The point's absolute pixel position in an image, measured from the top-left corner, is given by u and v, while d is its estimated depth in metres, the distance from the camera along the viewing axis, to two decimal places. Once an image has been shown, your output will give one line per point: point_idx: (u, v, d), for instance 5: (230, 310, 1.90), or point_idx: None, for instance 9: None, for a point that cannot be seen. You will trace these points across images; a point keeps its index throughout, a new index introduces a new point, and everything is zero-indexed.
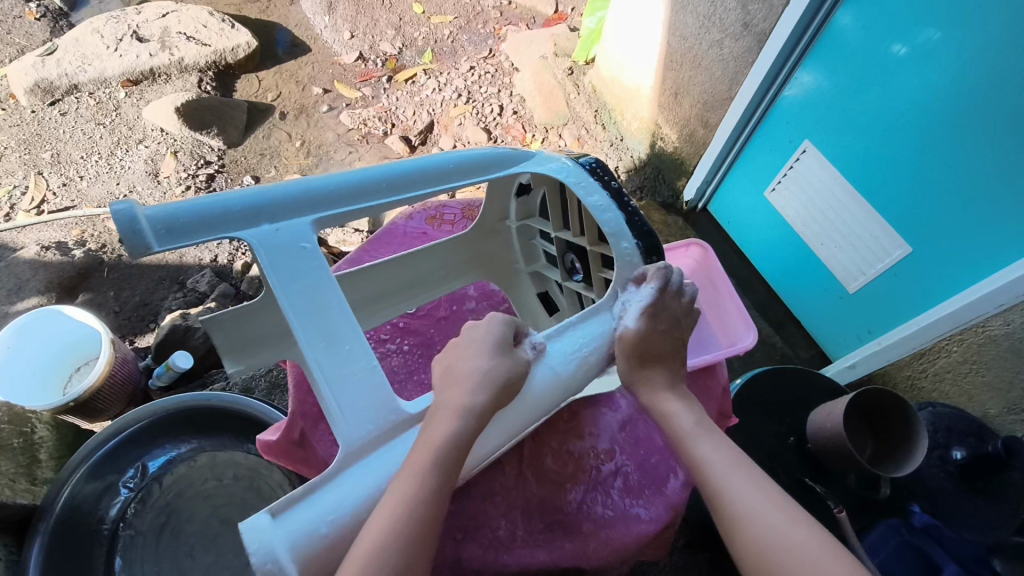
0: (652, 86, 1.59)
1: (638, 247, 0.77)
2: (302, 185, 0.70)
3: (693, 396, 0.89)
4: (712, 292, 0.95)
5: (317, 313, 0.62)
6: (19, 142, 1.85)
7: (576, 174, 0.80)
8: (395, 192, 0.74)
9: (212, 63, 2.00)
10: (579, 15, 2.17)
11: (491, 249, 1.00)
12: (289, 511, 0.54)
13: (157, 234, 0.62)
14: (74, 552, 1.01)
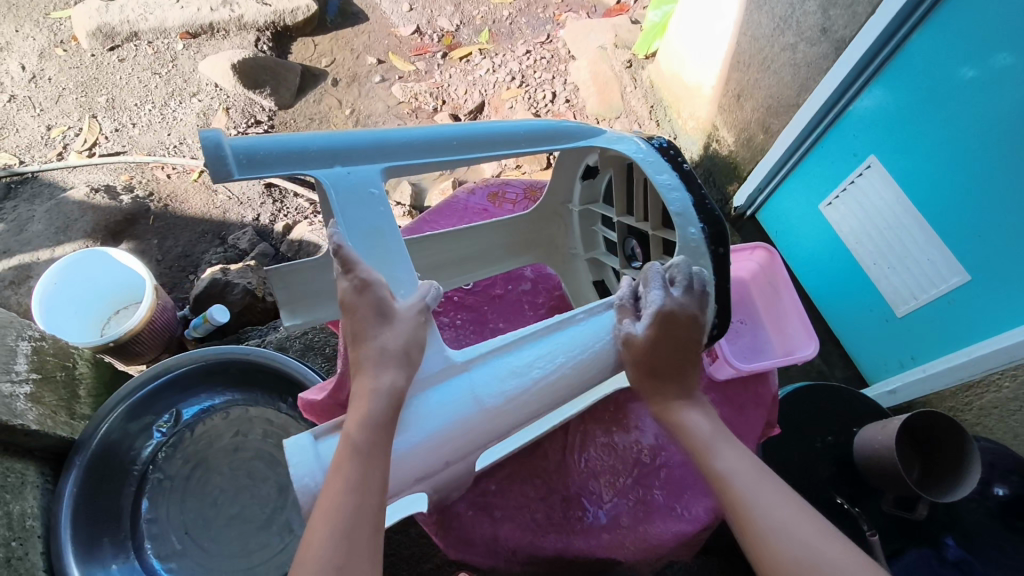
0: (714, 85, 1.55)
1: (706, 233, 0.73)
2: (378, 133, 0.71)
3: (741, 401, 0.88)
4: (773, 299, 0.93)
5: (378, 251, 0.68)
6: (76, 84, 1.88)
7: (647, 153, 0.77)
8: (466, 151, 0.75)
9: (271, 23, 2.01)
10: (641, 7, 2.13)
11: (549, 232, 1.00)
12: (328, 437, 0.64)
13: (238, 161, 0.64)
14: (106, 489, 1.02)
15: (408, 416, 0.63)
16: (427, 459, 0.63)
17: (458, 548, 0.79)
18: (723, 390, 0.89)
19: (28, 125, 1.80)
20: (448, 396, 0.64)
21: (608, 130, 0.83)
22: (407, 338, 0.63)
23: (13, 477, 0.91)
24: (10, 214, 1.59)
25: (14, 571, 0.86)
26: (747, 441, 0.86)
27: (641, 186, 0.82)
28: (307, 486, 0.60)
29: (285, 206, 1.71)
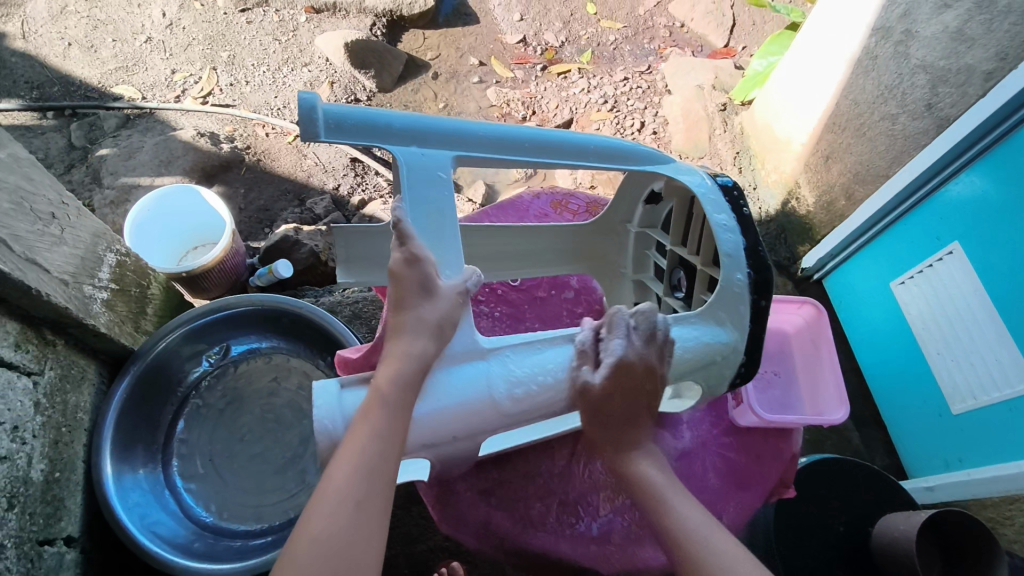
0: (804, 142, 1.51)
1: (750, 280, 0.74)
2: (453, 123, 0.75)
3: (758, 452, 0.90)
4: (811, 357, 0.92)
5: (432, 231, 0.71)
6: (205, 37, 2.03)
7: (710, 189, 0.78)
8: (533, 153, 0.78)
9: (388, 11, 2.12)
10: (748, 55, 2.12)
11: (603, 248, 1.01)
12: (352, 389, 0.67)
13: (324, 126, 0.69)
14: (150, 403, 1.10)
15: (430, 386, 0.66)
16: (442, 431, 0.66)
17: (450, 524, 0.87)
18: (744, 438, 0.91)
19: (156, 66, 1.96)
20: (469, 377, 0.67)
21: (676, 159, 0.84)
22: (444, 316, 0.67)
23: (75, 372, 1.00)
24: (124, 142, 1.74)
25: (59, 453, 0.94)
26: (755, 492, 0.88)
27: (698, 221, 0.82)
28: (327, 430, 0.64)
29: (364, 181, 1.79)
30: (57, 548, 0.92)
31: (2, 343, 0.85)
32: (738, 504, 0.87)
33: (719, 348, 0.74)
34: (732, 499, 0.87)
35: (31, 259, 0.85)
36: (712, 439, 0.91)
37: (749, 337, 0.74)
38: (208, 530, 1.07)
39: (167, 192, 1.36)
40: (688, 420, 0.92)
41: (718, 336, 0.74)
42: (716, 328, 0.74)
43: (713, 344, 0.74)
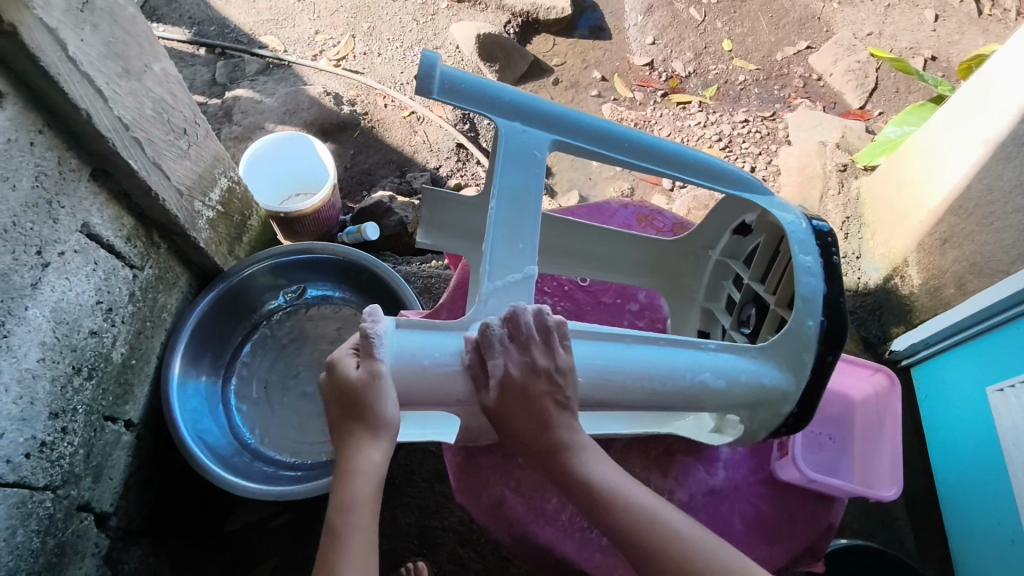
0: (922, 221, 1.40)
1: (821, 329, 0.72)
2: (561, 109, 0.77)
3: (791, 511, 0.87)
4: (872, 429, 0.91)
5: (518, 202, 0.71)
6: (353, 6, 2.13)
7: (804, 234, 0.76)
8: (631, 155, 0.78)
9: (526, 12, 2.17)
10: (882, 121, 2.02)
11: (680, 271, 0.99)
12: (410, 328, 0.68)
13: (439, 85, 0.72)
14: (226, 322, 1.18)
15: (437, 337, 0.67)
16: (482, 388, 0.67)
17: (467, 495, 0.88)
18: (778, 494, 0.88)
19: (303, 24, 2.06)
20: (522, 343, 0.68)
21: (774, 193, 0.82)
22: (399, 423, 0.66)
23: (169, 276, 1.09)
24: (260, 86, 1.87)
25: (139, 343, 1.03)
26: (779, 549, 0.85)
27: (782, 261, 0.80)
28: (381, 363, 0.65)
29: (465, 167, 1.85)
30: (118, 427, 1.00)
31: (116, 233, 0.94)
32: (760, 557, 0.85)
33: (770, 390, 0.72)
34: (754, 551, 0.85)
35: (156, 163, 0.93)
36: (745, 484, 0.88)
37: (803, 384, 0.72)
38: (249, 450, 1.13)
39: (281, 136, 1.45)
40: (726, 459, 0.89)
41: (770, 373, 0.72)
42: (771, 368, 0.72)
43: (763, 380, 0.72)
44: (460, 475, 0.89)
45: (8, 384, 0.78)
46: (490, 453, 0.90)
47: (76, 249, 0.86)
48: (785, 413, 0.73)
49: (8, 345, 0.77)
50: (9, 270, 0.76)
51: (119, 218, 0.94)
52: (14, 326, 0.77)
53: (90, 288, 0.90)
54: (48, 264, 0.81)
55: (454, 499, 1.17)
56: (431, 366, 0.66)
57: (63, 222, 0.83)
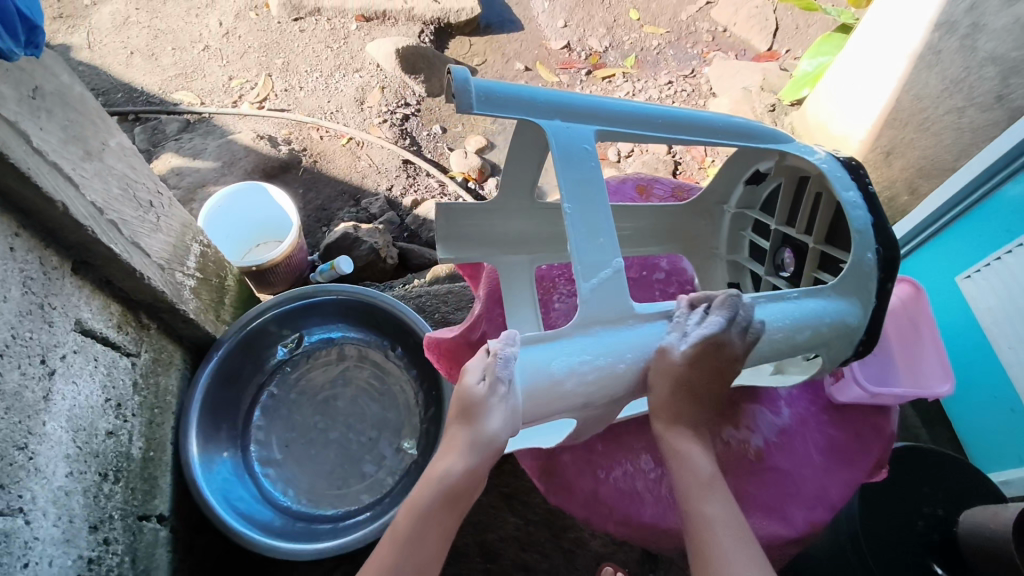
0: (861, 141, 1.54)
1: (880, 261, 0.76)
2: (594, 100, 0.75)
3: (858, 429, 0.92)
4: (911, 334, 0.95)
5: (584, 199, 0.70)
6: (260, 45, 2.06)
7: (835, 168, 0.80)
8: (668, 131, 0.78)
9: (436, 18, 2.15)
10: (792, 58, 2.14)
11: (697, 229, 1.05)
12: (532, 345, 0.66)
13: (478, 98, 0.68)
14: (232, 389, 1.14)
15: (560, 345, 0.66)
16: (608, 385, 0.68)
17: (558, 495, 0.90)
18: (842, 415, 0.94)
19: (213, 74, 1.99)
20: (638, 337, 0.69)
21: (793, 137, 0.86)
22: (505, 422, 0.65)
23: (164, 356, 1.03)
24: (186, 144, 1.78)
25: (153, 433, 0.98)
26: (857, 468, 0.89)
27: (811, 200, 0.86)
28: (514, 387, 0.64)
29: (417, 182, 1.82)
30: (153, 525, 0.95)
31: (107, 324, 0.88)
32: (844, 481, 0.88)
33: (846, 325, 0.77)
34: (836, 474, 0.89)
35: (135, 242, 0.88)
36: (811, 416, 0.94)
37: (872, 314, 0.78)
38: (288, 513, 1.09)
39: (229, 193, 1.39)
40: (786, 397, 0.96)
41: (849, 311, 0.77)
42: (846, 304, 0.77)
43: (844, 320, 0.77)
44: (545, 476, 0.90)
45: (45, 508, 0.73)
46: (569, 447, 0.92)
47: (76, 348, 0.81)
48: (853, 348, 0.80)
49: (36, 467, 0.72)
50: (20, 387, 0.71)
51: (106, 308, 0.88)
52: (37, 445, 0.73)
53: (96, 388, 0.85)
54: (54, 372, 0.76)
55: (504, 508, 1.12)
56: (559, 377, 0.65)
57: (57, 324, 0.78)
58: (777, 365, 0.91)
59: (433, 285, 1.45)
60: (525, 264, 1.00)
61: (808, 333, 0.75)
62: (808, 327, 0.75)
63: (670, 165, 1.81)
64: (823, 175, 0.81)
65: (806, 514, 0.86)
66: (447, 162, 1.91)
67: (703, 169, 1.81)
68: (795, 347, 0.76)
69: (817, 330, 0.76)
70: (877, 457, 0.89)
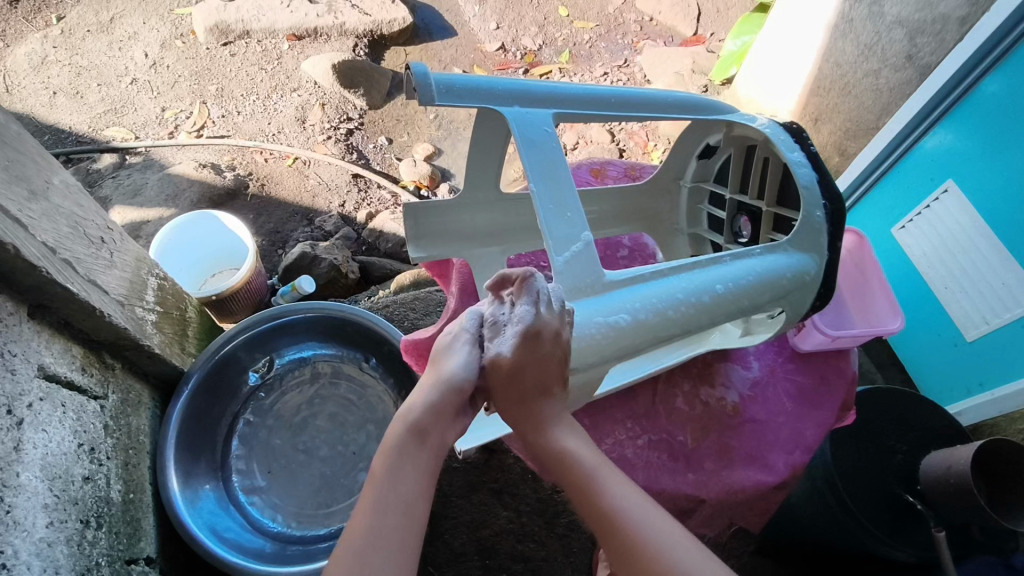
0: (791, 111, 1.61)
1: (830, 217, 0.81)
2: (551, 85, 0.79)
3: (822, 372, 0.99)
4: (860, 278, 1.01)
5: (552, 178, 0.73)
6: (191, 73, 2.01)
7: (777, 131, 0.85)
8: (622, 109, 0.82)
9: (369, 31, 2.13)
10: (717, 41, 2.23)
11: (657, 206, 1.10)
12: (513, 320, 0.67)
13: (439, 90, 0.72)
14: (206, 420, 1.11)
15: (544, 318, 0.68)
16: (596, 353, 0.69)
17: None
18: (807, 361, 1.00)
19: (145, 106, 1.93)
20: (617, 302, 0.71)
21: (735, 108, 0.91)
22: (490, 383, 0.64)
23: (132, 396, 1.00)
24: (125, 181, 1.72)
25: (130, 475, 0.95)
26: (825, 408, 0.95)
27: (760, 166, 0.91)
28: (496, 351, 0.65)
29: (368, 196, 1.81)
30: (142, 568, 0.92)
31: (70, 367, 0.86)
32: (816, 422, 0.94)
33: (804, 274, 0.82)
34: (807, 416, 0.95)
35: (91, 280, 0.86)
36: (779, 365, 1.00)
37: (829, 266, 0.83)
38: (279, 539, 1.07)
39: (184, 226, 1.36)
40: (754, 353, 1.01)
41: (808, 267, 0.83)
42: (802, 257, 0.83)
43: (803, 273, 0.82)
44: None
45: (30, 561, 0.70)
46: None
47: (41, 396, 0.78)
48: (814, 302, 0.84)
49: (15, 520, 0.69)
50: None
51: (68, 351, 0.86)
52: (14, 497, 0.70)
53: (67, 433, 0.82)
54: (22, 421, 0.74)
55: (495, 502, 1.12)
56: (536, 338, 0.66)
57: (20, 372, 0.75)
58: (744, 327, 0.95)
59: (398, 293, 1.45)
60: (497, 255, 1.03)
61: (770, 287, 0.80)
62: (772, 285, 0.80)
63: (616, 153, 1.85)
64: (768, 140, 0.86)
65: (784, 456, 0.92)
66: (397, 172, 1.91)
67: (646, 154, 1.87)
68: (763, 305, 0.80)
69: (781, 284, 0.81)
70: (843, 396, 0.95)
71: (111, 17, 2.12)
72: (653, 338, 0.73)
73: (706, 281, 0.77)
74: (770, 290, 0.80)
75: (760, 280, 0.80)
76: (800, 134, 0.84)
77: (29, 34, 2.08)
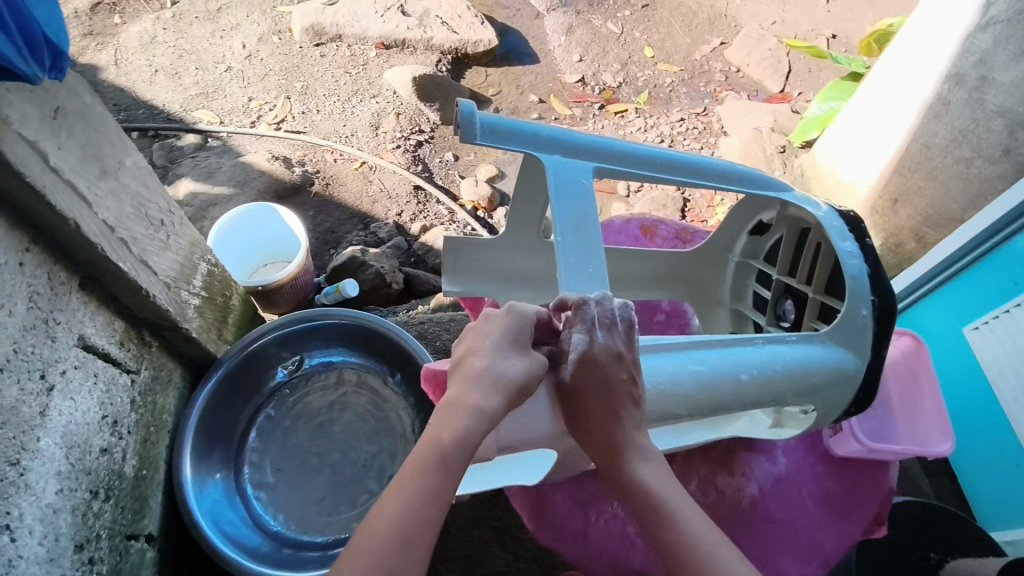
0: (869, 186, 1.53)
1: (876, 317, 0.78)
2: (598, 139, 0.80)
3: (855, 481, 0.92)
4: (911, 390, 0.96)
5: (578, 225, 0.73)
6: (281, 68, 2.10)
7: (830, 214, 0.82)
8: (669, 172, 0.82)
9: (454, 48, 2.18)
10: (804, 100, 2.16)
11: (701, 276, 1.06)
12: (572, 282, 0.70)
13: (483, 129, 0.74)
14: (227, 410, 1.13)
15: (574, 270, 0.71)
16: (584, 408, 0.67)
17: (548, 535, 0.93)
18: (840, 467, 0.94)
19: (234, 94, 2.03)
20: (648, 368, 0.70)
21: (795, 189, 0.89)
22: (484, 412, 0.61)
23: (164, 375, 1.04)
24: (202, 163, 1.80)
25: (147, 451, 0.98)
26: (851, 522, 0.90)
27: (811, 250, 0.87)
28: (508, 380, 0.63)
29: (426, 209, 1.84)
30: (141, 545, 0.95)
31: (110, 339, 0.89)
32: (836, 533, 0.89)
33: (842, 370, 0.77)
34: (831, 527, 0.90)
35: (144, 260, 0.89)
36: (808, 465, 0.94)
37: (870, 366, 0.78)
38: (276, 539, 1.07)
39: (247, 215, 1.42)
40: (782, 445, 0.95)
41: (844, 360, 0.77)
42: (843, 352, 0.77)
43: (840, 367, 0.77)
44: (535, 516, 0.94)
45: (32, 526, 0.73)
46: (560, 487, 0.96)
47: (76, 364, 0.81)
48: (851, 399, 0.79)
49: (26, 483, 0.72)
50: (18, 402, 0.71)
51: (110, 324, 0.89)
52: (30, 461, 0.73)
53: (94, 404, 0.85)
54: (53, 388, 0.77)
55: (494, 542, 1.09)
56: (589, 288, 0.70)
57: (61, 340, 0.79)
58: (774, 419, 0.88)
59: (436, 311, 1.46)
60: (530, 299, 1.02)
61: (800, 380, 0.75)
62: (800, 376, 0.75)
63: (679, 203, 1.81)
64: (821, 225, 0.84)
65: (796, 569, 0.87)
66: (457, 190, 1.93)
67: (712, 207, 1.82)
68: (790, 396, 0.76)
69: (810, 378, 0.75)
70: (872, 513, 0.90)
71: (219, 8, 2.25)
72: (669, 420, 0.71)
73: (730, 369, 0.73)
74: (797, 377, 0.75)
75: (798, 374, 0.75)
76: (858, 223, 0.81)
77: (144, 14, 2.22)
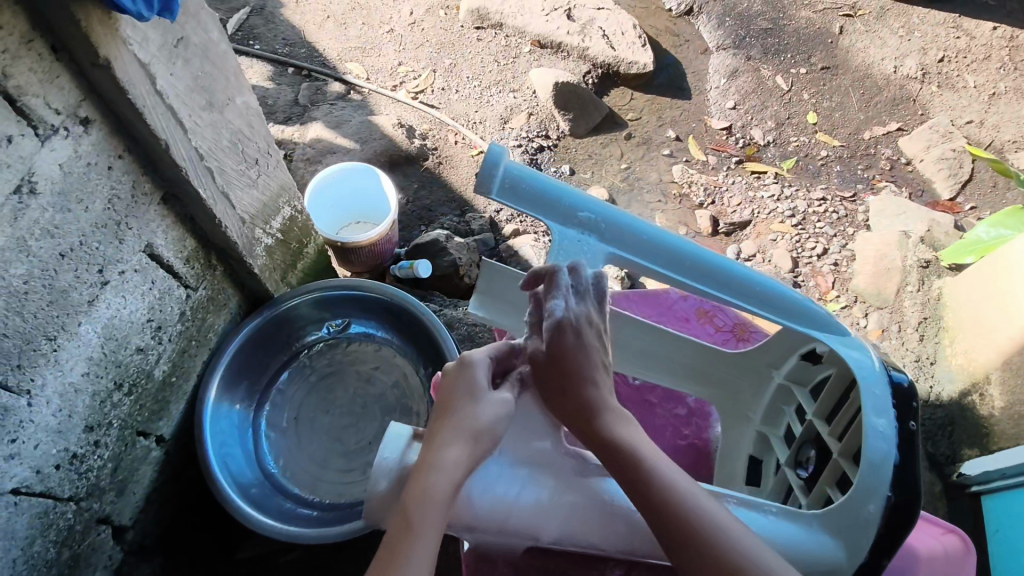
0: (1010, 337, 1.31)
1: (882, 517, 0.72)
2: (626, 223, 0.87)
3: None
4: None
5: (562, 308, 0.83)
6: (437, 42, 2.16)
7: (879, 382, 0.78)
8: (689, 278, 0.87)
9: (607, 64, 2.13)
10: (975, 217, 1.89)
11: (738, 386, 1.02)
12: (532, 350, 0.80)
13: (505, 183, 0.83)
14: (262, 352, 1.17)
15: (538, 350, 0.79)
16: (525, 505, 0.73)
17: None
18: None
19: (388, 55, 2.12)
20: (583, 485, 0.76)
21: (850, 334, 0.86)
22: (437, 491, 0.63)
23: (220, 298, 1.09)
24: (337, 112, 1.90)
25: (182, 361, 1.04)
26: None
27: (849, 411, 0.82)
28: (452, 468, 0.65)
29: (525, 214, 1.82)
30: (149, 443, 1.01)
31: (177, 255, 0.95)
32: None
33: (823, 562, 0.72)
34: None
35: (225, 193, 0.95)
36: None
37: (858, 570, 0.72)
38: (270, 481, 1.12)
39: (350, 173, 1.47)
40: None
41: (829, 550, 0.72)
42: (826, 539, 0.72)
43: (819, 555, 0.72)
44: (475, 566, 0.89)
45: (51, 397, 0.81)
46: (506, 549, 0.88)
47: (136, 269, 0.88)
48: None
49: (56, 358, 0.80)
50: (69, 287, 0.79)
51: (182, 241, 0.95)
52: (65, 341, 0.80)
53: (143, 307, 0.91)
54: (106, 284, 0.84)
55: None
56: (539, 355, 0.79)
57: (127, 244, 0.85)
58: None
59: None
60: None
61: None
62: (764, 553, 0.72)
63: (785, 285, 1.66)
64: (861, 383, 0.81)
65: None
66: None
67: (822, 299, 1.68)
68: None
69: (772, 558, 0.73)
70: None
71: None
72: (620, 544, 0.76)
73: None
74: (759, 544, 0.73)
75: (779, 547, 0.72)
76: (903, 401, 0.77)
77: None
